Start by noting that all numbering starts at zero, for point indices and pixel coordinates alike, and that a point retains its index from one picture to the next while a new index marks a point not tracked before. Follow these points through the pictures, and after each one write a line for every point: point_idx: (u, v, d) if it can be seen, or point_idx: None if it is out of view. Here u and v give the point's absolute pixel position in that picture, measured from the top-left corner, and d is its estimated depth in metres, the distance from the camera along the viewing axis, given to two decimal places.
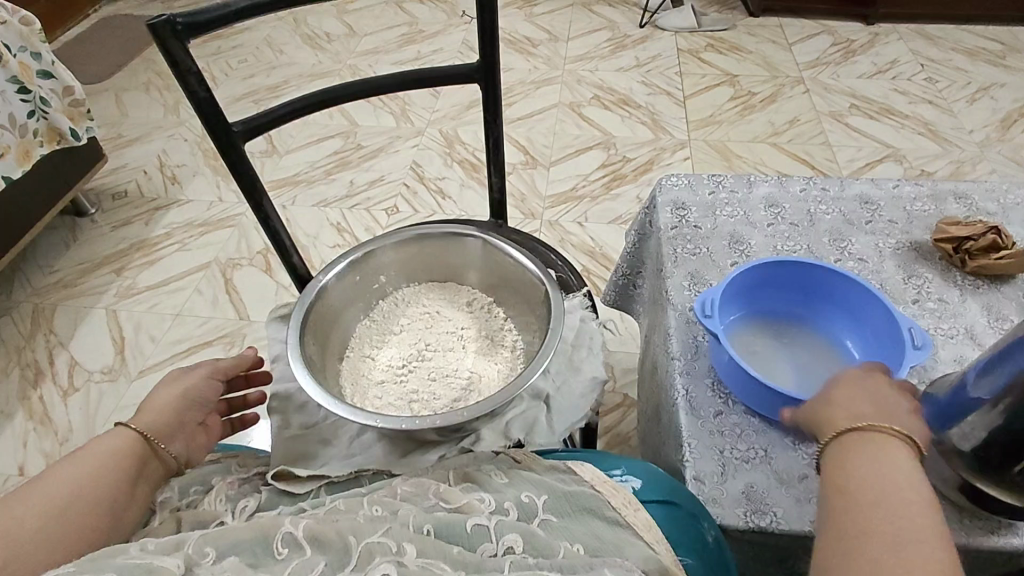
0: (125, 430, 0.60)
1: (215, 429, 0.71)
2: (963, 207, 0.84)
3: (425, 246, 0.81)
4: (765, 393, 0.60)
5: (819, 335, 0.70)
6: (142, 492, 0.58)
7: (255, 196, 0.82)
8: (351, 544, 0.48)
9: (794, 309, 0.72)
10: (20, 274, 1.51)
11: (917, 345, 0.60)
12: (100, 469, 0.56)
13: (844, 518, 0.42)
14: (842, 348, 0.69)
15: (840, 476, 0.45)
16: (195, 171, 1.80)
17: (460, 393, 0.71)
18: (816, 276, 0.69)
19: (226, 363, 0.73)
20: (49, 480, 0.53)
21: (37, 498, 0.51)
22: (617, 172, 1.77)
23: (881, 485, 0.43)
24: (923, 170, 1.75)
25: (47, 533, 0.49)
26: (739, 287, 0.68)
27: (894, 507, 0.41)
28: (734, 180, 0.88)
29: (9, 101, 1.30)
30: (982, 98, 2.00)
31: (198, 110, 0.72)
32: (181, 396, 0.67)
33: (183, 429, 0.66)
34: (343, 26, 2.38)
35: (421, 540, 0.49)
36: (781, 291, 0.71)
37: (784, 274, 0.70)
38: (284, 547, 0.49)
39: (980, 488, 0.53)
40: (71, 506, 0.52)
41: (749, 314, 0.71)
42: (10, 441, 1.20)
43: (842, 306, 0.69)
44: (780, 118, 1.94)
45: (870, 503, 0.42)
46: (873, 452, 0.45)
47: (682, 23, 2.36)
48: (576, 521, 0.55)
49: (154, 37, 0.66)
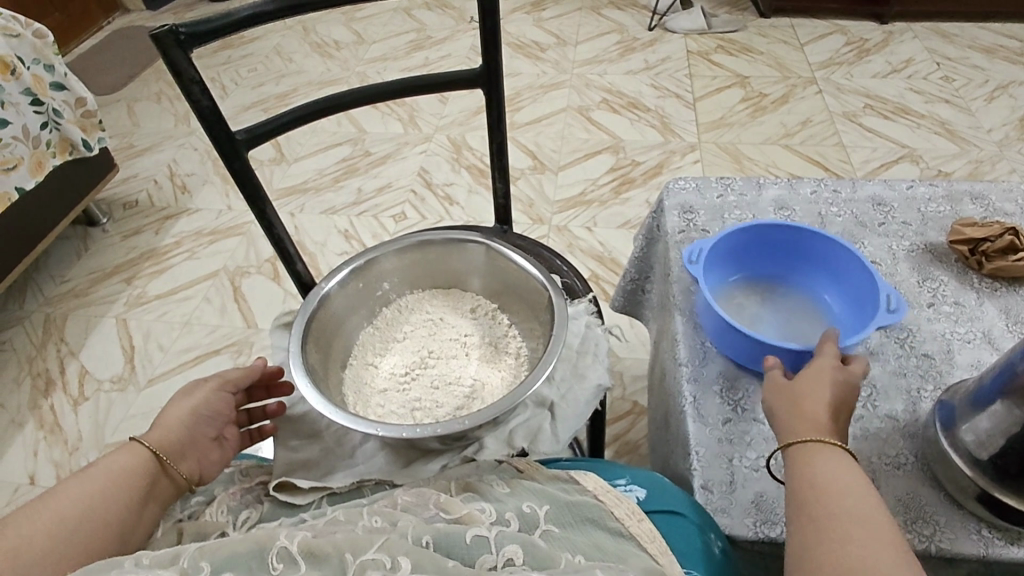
0: (137, 447, 0.60)
1: (232, 441, 0.69)
2: (980, 207, 0.81)
3: (426, 253, 0.80)
4: (743, 342, 0.63)
5: (804, 295, 0.73)
6: (151, 513, 0.58)
7: (259, 204, 0.82)
8: (348, 562, 0.47)
9: (780, 272, 0.74)
10: (33, 284, 1.53)
11: (891, 309, 0.62)
12: (111, 487, 0.55)
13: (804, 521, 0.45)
14: (822, 305, 0.71)
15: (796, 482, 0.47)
16: (205, 180, 1.81)
17: (463, 400, 0.71)
18: (804, 238, 0.71)
19: (235, 374, 0.71)
20: (61, 497, 0.53)
21: (46, 514, 0.51)
22: (627, 176, 1.75)
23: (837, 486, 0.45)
24: (940, 171, 1.71)
25: (56, 551, 0.49)
26: (731, 247, 0.71)
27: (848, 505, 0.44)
28: (743, 183, 0.87)
29: (23, 114, 1.32)
30: (1001, 96, 1.96)
31: (201, 119, 0.72)
32: (193, 410, 0.66)
33: (195, 446, 0.65)
34: (352, 34, 2.40)
35: (418, 553, 0.48)
36: (768, 254, 0.73)
37: (774, 237, 0.72)
38: (279, 563, 0.48)
39: (999, 499, 0.51)
40: (81, 525, 0.51)
41: (738, 276, 0.74)
42: (20, 450, 1.21)
43: (826, 267, 0.71)
44: (793, 119, 1.92)
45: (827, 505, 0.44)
46: (825, 456, 0.47)
47: (692, 24, 2.35)
48: (577, 532, 0.54)
49: (157, 47, 0.66)
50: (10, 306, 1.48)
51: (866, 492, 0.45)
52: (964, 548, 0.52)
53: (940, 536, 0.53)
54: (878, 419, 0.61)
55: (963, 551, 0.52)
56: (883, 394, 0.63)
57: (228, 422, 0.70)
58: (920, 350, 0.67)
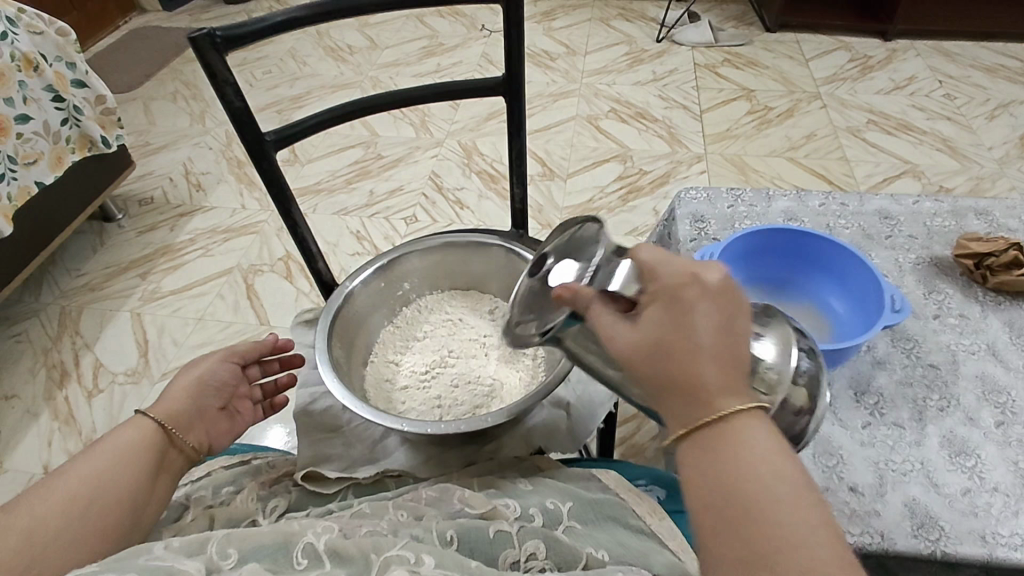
0: (143, 420, 0.60)
1: (243, 414, 0.70)
2: (983, 223, 0.84)
3: (448, 255, 0.82)
4: None
5: (807, 298, 0.76)
6: (163, 484, 0.58)
7: (285, 204, 0.83)
8: (372, 560, 0.46)
9: (783, 274, 0.77)
10: (49, 277, 1.55)
11: (897, 309, 0.66)
12: (118, 464, 0.56)
13: (719, 529, 0.36)
14: (826, 308, 0.74)
15: (689, 484, 0.38)
16: (220, 179, 1.83)
17: (482, 399, 0.73)
18: (810, 244, 0.74)
19: (243, 347, 0.72)
20: (70, 474, 0.54)
21: (57, 493, 0.52)
22: (634, 185, 1.78)
23: (735, 477, 0.37)
24: (942, 186, 1.74)
25: (71, 533, 0.50)
26: (739, 250, 0.74)
27: (781, 516, 0.35)
28: (753, 195, 0.89)
29: (44, 110, 1.34)
30: (1001, 115, 2.00)
31: (235, 120, 0.73)
32: (196, 383, 0.66)
33: (201, 417, 0.65)
34: (365, 39, 2.43)
35: (440, 552, 0.47)
36: (773, 258, 0.76)
37: (782, 241, 0.75)
38: (303, 558, 0.47)
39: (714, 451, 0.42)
40: (92, 503, 0.52)
41: (746, 280, 0.76)
42: (36, 440, 1.22)
43: (830, 273, 0.74)
44: (798, 133, 1.95)
45: (736, 508, 0.36)
46: (731, 422, 0.38)
47: (699, 38, 2.39)
48: (601, 529, 0.56)
49: (194, 49, 0.68)
50: (26, 299, 1.50)
51: (730, 473, 0.37)
52: (971, 552, 0.54)
53: (945, 540, 0.55)
54: (885, 426, 0.63)
55: (969, 557, 0.54)
56: (890, 403, 0.65)
57: (237, 395, 0.70)
58: (925, 360, 0.69)
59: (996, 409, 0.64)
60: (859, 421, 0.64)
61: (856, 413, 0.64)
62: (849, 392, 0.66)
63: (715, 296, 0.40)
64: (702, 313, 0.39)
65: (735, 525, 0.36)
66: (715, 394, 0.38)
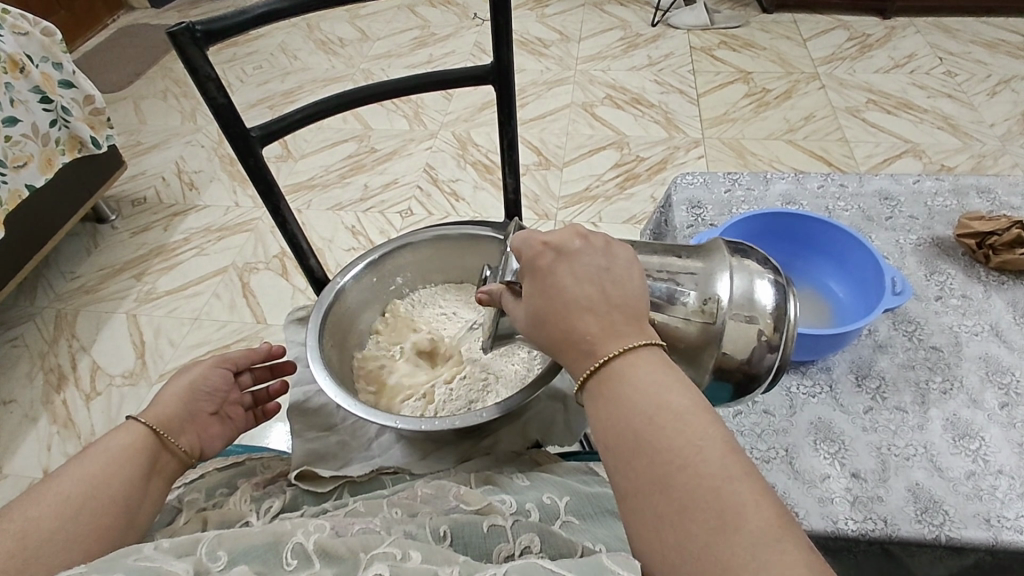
0: (135, 424, 0.59)
1: (234, 419, 0.69)
2: (985, 201, 0.82)
3: (441, 248, 0.81)
4: None
5: (809, 283, 0.75)
6: (155, 487, 0.57)
7: (273, 200, 0.82)
8: (360, 560, 0.45)
9: (781, 259, 0.76)
10: (44, 281, 1.54)
11: (897, 291, 0.64)
12: (110, 467, 0.55)
13: (621, 465, 0.40)
14: (828, 293, 0.73)
15: (597, 428, 0.42)
16: (213, 177, 1.82)
17: (478, 393, 0.71)
18: (808, 226, 0.73)
19: (236, 355, 0.72)
20: (63, 478, 0.53)
21: (50, 497, 0.51)
22: (631, 172, 1.76)
23: (629, 415, 0.41)
24: (943, 165, 1.72)
25: (65, 534, 0.49)
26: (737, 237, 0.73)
27: (672, 443, 0.39)
28: (751, 178, 0.88)
29: (32, 111, 1.33)
30: (1003, 90, 1.97)
31: (218, 116, 0.72)
32: (188, 387, 0.65)
33: (192, 422, 0.64)
34: (356, 31, 2.40)
35: (429, 549, 0.46)
36: (771, 243, 0.75)
37: (779, 226, 0.74)
38: (293, 559, 0.46)
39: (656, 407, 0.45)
40: (85, 505, 0.51)
41: None
42: (34, 445, 1.22)
43: (828, 254, 0.73)
44: (796, 114, 1.93)
45: (630, 440, 0.40)
46: (623, 364, 0.43)
47: (694, 20, 2.35)
48: (597, 522, 0.55)
49: (173, 45, 0.66)
50: (22, 302, 1.49)
51: (626, 409, 0.41)
52: (969, 532, 0.53)
53: (950, 524, 0.54)
54: (886, 411, 0.62)
55: (969, 539, 0.53)
56: (892, 388, 0.64)
57: (229, 401, 0.69)
58: (927, 342, 0.67)
59: (1000, 390, 0.63)
60: (860, 406, 0.63)
61: (857, 398, 0.63)
62: (850, 376, 0.65)
63: (570, 258, 0.47)
64: (561, 275, 0.46)
65: (631, 456, 0.40)
66: (596, 341, 0.44)
